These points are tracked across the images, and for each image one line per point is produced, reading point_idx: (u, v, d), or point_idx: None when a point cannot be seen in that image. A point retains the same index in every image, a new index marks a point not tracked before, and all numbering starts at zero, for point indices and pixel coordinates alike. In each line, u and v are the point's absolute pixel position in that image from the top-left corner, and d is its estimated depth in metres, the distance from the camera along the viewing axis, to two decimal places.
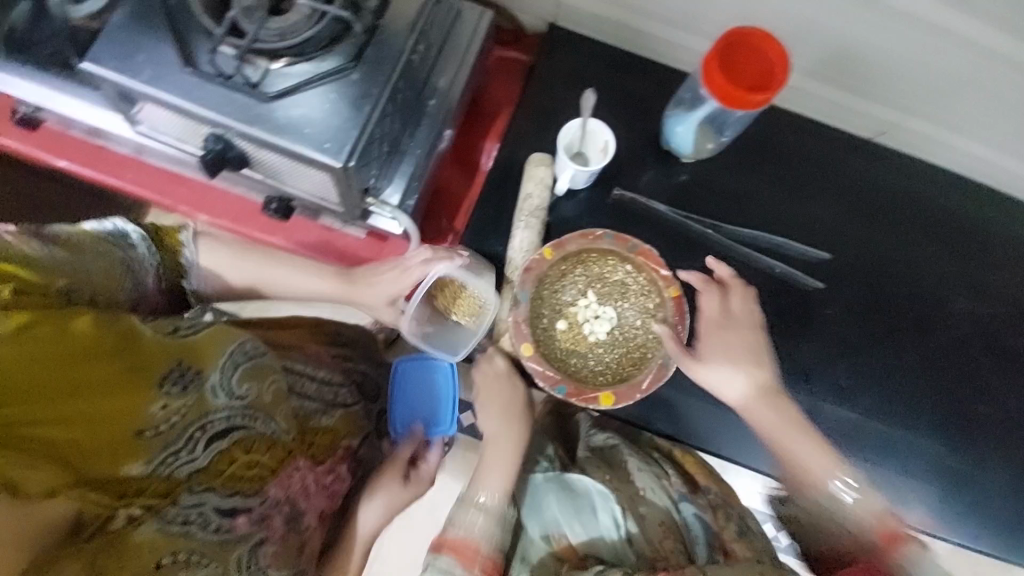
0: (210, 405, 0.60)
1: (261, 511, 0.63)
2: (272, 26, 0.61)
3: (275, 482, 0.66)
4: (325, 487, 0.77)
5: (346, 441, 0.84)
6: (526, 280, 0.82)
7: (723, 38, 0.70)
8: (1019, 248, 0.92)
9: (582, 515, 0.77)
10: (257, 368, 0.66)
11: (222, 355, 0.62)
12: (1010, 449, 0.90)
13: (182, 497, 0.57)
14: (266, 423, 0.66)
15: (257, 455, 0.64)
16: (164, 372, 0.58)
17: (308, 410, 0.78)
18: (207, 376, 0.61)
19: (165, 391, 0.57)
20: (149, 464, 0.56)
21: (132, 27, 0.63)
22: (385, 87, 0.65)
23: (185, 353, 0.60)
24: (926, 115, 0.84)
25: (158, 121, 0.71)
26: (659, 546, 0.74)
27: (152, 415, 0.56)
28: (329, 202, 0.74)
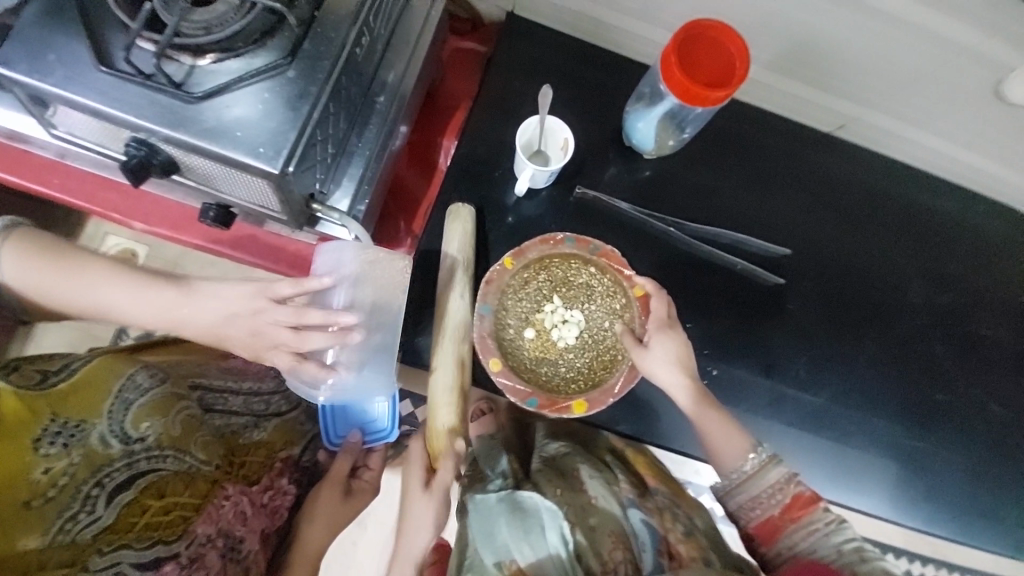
0: (103, 456, 0.59)
1: (188, 553, 0.63)
2: (196, 18, 0.56)
3: (201, 519, 0.65)
4: (265, 506, 0.74)
5: (283, 453, 0.80)
6: (488, 293, 0.79)
7: (682, 31, 0.68)
8: (972, 238, 0.94)
9: (530, 535, 0.64)
10: (157, 401, 0.64)
11: (109, 399, 0.61)
12: (964, 434, 0.92)
13: (92, 561, 0.56)
14: (179, 458, 0.65)
15: (173, 497, 0.63)
16: (39, 431, 0.56)
17: (235, 427, 0.75)
18: (94, 426, 0.59)
19: (44, 453, 0.56)
20: (46, 534, 0.55)
21: (33, 20, 0.57)
22: (326, 84, 0.59)
23: (62, 406, 0.58)
24: (885, 108, 0.84)
25: (77, 124, 0.64)
26: (607, 559, 0.64)
27: (37, 482, 0.55)
28: (271, 209, 0.69)
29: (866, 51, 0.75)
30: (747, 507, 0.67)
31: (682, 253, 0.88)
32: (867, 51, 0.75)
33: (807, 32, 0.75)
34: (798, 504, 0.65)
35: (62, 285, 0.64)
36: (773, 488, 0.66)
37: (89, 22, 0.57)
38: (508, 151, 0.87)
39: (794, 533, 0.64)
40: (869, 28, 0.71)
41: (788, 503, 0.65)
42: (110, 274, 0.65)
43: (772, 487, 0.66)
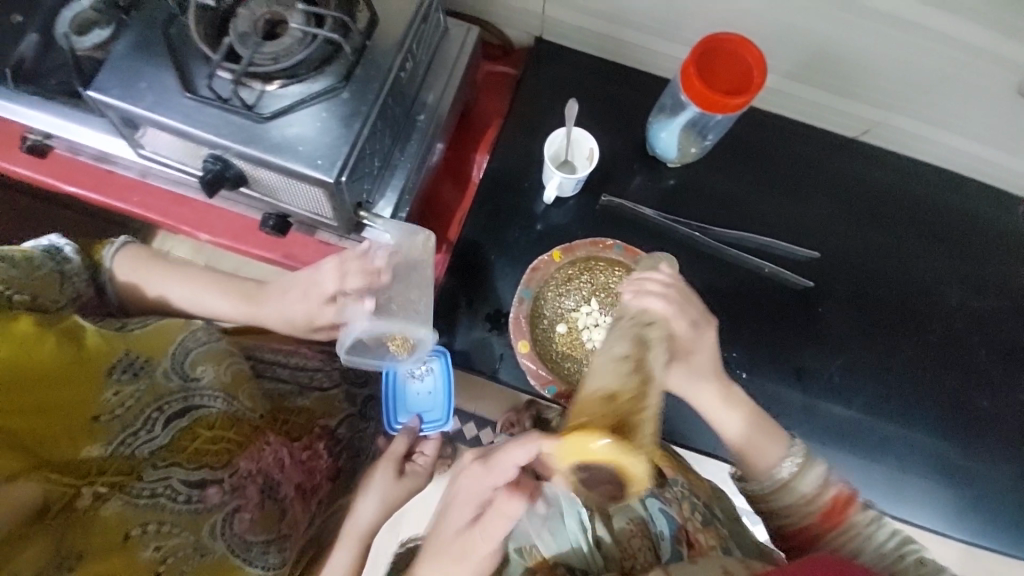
0: (165, 388, 0.65)
1: (232, 482, 0.67)
2: (266, 50, 0.64)
3: (244, 456, 0.70)
4: (302, 463, 0.78)
5: (322, 421, 0.84)
6: (531, 279, 0.84)
7: (699, 46, 0.72)
8: (1011, 240, 0.92)
9: (549, 521, 0.70)
10: (215, 353, 0.71)
11: (172, 345, 0.67)
12: (1014, 445, 0.89)
13: (146, 473, 0.61)
14: (229, 401, 0.70)
15: (220, 432, 0.68)
16: (113, 362, 0.62)
17: (280, 392, 0.81)
18: (159, 364, 0.66)
19: (116, 379, 0.62)
20: (109, 445, 0.60)
21: (132, 55, 0.66)
22: (375, 104, 0.67)
23: (135, 344, 0.65)
24: (909, 112, 0.85)
25: (162, 144, 0.74)
26: (627, 546, 0.70)
27: (106, 402, 0.61)
28: (323, 216, 0.76)
29: (885, 57, 0.77)
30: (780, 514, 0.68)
31: (707, 257, 0.90)
32: (886, 57, 0.77)
33: (825, 42, 0.78)
34: (838, 509, 0.65)
35: (160, 282, 0.76)
36: (810, 496, 0.66)
37: (177, 55, 0.66)
38: (536, 163, 0.93)
39: (835, 538, 0.64)
40: (886, 33, 0.73)
41: (827, 508, 0.65)
42: (200, 277, 0.78)
43: (806, 490, 0.66)
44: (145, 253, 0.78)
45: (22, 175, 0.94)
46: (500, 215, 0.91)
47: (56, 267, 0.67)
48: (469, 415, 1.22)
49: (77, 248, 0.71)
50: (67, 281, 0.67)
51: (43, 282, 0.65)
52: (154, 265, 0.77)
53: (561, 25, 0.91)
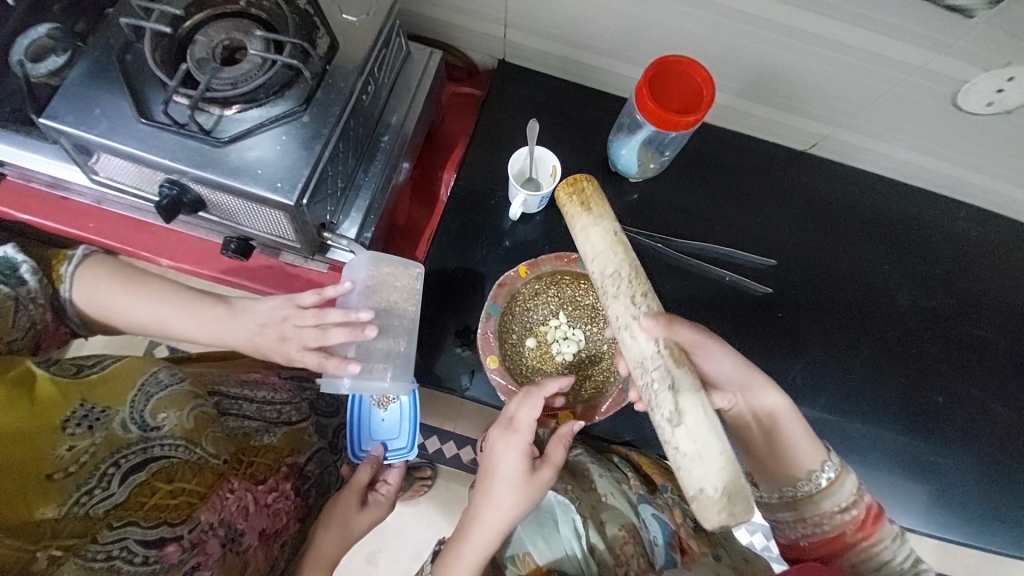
0: (123, 439, 0.59)
1: (191, 538, 0.62)
2: (224, 75, 0.65)
3: (206, 508, 0.64)
4: (267, 506, 0.74)
5: (289, 458, 0.80)
6: (499, 295, 0.84)
7: (653, 65, 0.76)
8: (955, 242, 0.98)
9: (545, 530, 0.77)
10: (176, 395, 0.64)
11: (133, 390, 0.62)
12: (972, 437, 0.92)
13: (101, 534, 0.56)
14: (191, 449, 0.64)
15: (181, 483, 0.62)
16: (67, 414, 0.57)
17: (248, 429, 0.75)
18: (117, 413, 0.60)
19: (70, 433, 0.57)
20: (63, 505, 0.55)
21: (84, 81, 0.66)
22: (336, 126, 0.67)
23: (91, 392, 0.60)
24: (852, 126, 0.90)
25: (117, 170, 0.73)
26: (620, 552, 0.74)
27: (59, 458, 0.56)
28: (286, 239, 0.76)
29: (826, 76, 0.81)
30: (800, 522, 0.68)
31: (672, 268, 0.93)
32: (827, 76, 0.81)
33: (770, 63, 0.82)
34: (869, 519, 0.64)
35: (114, 298, 0.72)
36: (846, 503, 0.65)
37: (132, 81, 0.66)
38: (502, 181, 0.94)
39: (863, 548, 0.64)
40: (826, 55, 0.77)
41: (860, 518, 0.64)
42: (163, 294, 0.75)
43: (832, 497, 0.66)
44: (107, 266, 0.74)
45: None
46: (468, 232, 0.92)
47: (9, 289, 0.64)
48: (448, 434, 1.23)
49: (35, 265, 0.68)
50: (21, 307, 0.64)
51: None
52: (112, 279, 0.73)
53: (521, 48, 0.94)
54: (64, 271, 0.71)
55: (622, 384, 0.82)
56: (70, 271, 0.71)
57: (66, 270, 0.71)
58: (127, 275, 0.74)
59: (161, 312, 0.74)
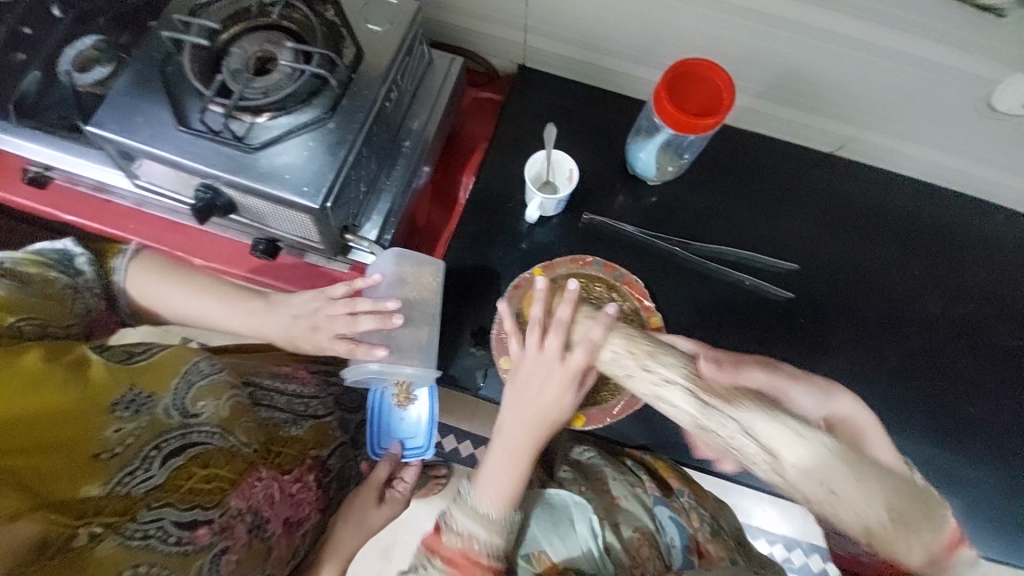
0: (165, 424, 0.63)
1: (222, 521, 0.64)
2: (256, 85, 0.68)
3: (236, 494, 0.67)
4: (291, 496, 0.78)
5: (313, 452, 0.84)
6: (513, 296, 0.86)
7: (671, 70, 0.76)
8: (990, 247, 0.94)
9: (560, 528, 0.76)
10: (215, 385, 0.69)
11: (176, 377, 0.66)
12: (1005, 450, 0.89)
13: (140, 514, 0.58)
14: (226, 437, 0.68)
15: (215, 469, 0.65)
16: (115, 398, 0.60)
17: (277, 420, 0.79)
18: (160, 399, 0.63)
19: (118, 415, 0.60)
20: (108, 484, 0.57)
21: (129, 91, 0.70)
22: (360, 133, 0.70)
23: (137, 378, 0.63)
24: (879, 127, 0.88)
25: (156, 175, 0.77)
26: (636, 554, 0.75)
27: (107, 438, 0.58)
28: (311, 240, 0.79)
29: (850, 77, 0.80)
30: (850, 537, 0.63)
31: (690, 271, 0.92)
32: (851, 77, 0.80)
33: (792, 65, 0.81)
34: None
35: (163, 290, 0.79)
36: None
37: (172, 90, 0.70)
38: (520, 184, 0.95)
39: None
40: (850, 55, 0.76)
41: None
42: (205, 288, 0.81)
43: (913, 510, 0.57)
44: (155, 261, 0.81)
45: (24, 205, 0.97)
46: (486, 234, 0.94)
47: (68, 279, 0.70)
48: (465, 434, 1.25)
49: (91, 256, 0.75)
50: (78, 297, 0.70)
51: (50, 296, 0.66)
52: (160, 274, 0.79)
53: (541, 53, 0.95)
54: (116, 267, 0.78)
55: None
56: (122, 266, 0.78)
57: (120, 264, 0.78)
58: (174, 271, 0.81)
59: (202, 306, 0.80)
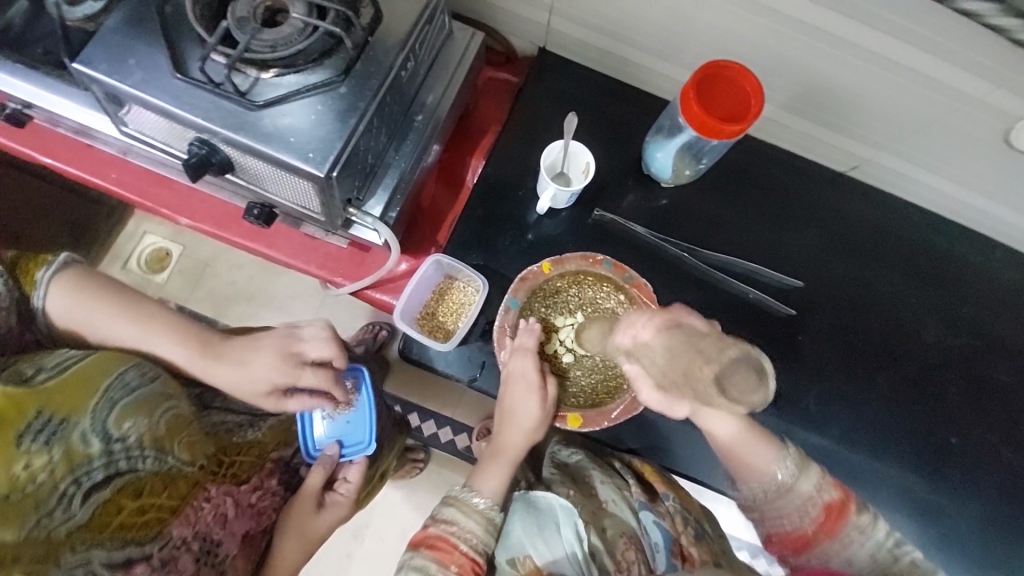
0: (84, 452, 0.59)
1: (161, 556, 0.63)
2: (264, 37, 0.62)
3: (178, 521, 0.66)
4: (250, 507, 0.76)
5: (274, 454, 0.83)
6: (519, 289, 0.83)
7: (700, 71, 0.74)
8: (987, 281, 0.95)
9: (545, 532, 0.74)
10: (142, 401, 0.65)
11: (94, 396, 0.62)
12: (978, 481, 0.91)
13: (64, 557, 0.55)
14: (161, 459, 0.65)
15: (151, 498, 0.63)
16: (22, 427, 0.56)
17: (227, 426, 0.78)
18: (78, 422, 0.59)
19: (25, 448, 0.55)
20: (21, 529, 0.53)
21: (122, 29, 0.64)
22: (373, 101, 0.66)
23: (48, 401, 0.58)
24: (896, 151, 0.87)
25: (146, 123, 0.72)
26: (621, 558, 0.74)
27: (15, 477, 0.54)
28: (311, 211, 0.75)
29: (876, 98, 0.79)
30: (771, 520, 0.70)
31: (696, 278, 0.91)
32: (877, 98, 0.79)
33: (820, 78, 0.79)
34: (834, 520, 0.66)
35: (96, 318, 0.70)
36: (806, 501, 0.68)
37: (170, 33, 0.64)
38: (532, 173, 0.92)
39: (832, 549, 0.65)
40: (880, 74, 0.74)
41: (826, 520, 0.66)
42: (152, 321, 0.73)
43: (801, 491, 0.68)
44: (88, 284, 0.71)
45: None
46: (492, 222, 0.91)
47: None
48: (445, 419, 1.30)
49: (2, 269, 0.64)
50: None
51: None
52: (95, 296, 0.71)
53: (565, 37, 0.91)
54: (38, 291, 0.68)
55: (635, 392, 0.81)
56: (45, 297, 0.68)
57: (41, 293, 0.68)
58: (114, 294, 0.72)
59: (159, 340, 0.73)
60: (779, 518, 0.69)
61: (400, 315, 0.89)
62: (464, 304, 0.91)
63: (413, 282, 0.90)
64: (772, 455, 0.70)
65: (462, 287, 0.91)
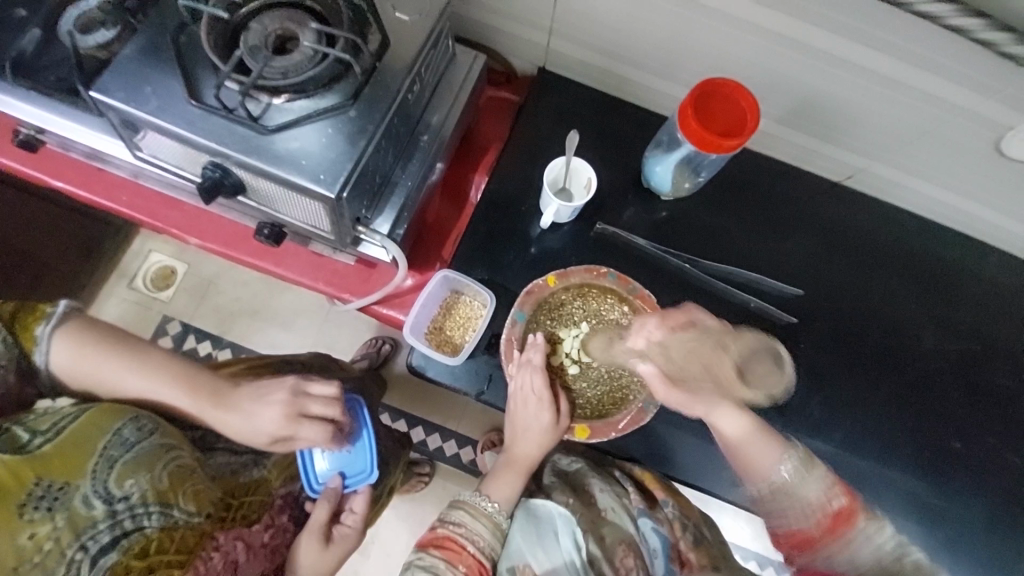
0: (87, 516, 0.63)
1: None
2: (276, 64, 0.65)
3: (189, 573, 0.69)
4: (263, 546, 0.80)
5: (282, 489, 0.87)
6: (525, 301, 0.85)
7: (697, 87, 0.76)
8: (984, 286, 0.97)
9: (544, 541, 0.76)
10: (141, 456, 0.67)
11: (90, 458, 0.64)
12: (982, 485, 0.91)
13: None
14: (166, 513, 0.68)
15: (159, 554, 0.67)
16: (24, 496, 0.60)
17: (233, 467, 0.81)
18: (76, 487, 0.63)
19: (28, 518, 0.60)
20: None
21: (138, 58, 0.67)
22: (381, 123, 0.68)
23: (46, 469, 0.62)
24: (890, 161, 0.89)
25: (160, 148, 0.74)
26: (619, 564, 0.78)
27: (22, 547, 0.59)
28: (320, 230, 0.76)
29: (868, 110, 0.81)
30: (776, 522, 0.70)
31: (697, 288, 0.93)
32: (869, 110, 0.81)
33: (813, 92, 0.82)
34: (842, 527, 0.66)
35: (97, 367, 0.70)
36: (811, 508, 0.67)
37: (185, 62, 0.67)
38: (534, 188, 0.94)
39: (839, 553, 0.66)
40: (870, 88, 0.77)
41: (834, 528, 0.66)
42: (153, 366, 0.72)
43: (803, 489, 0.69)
44: (87, 334, 0.70)
45: (9, 167, 0.93)
46: (496, 237, 0.93)
47: None
48: (450, 432, 1.31)
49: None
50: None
51: None
52: (94, 347, 0.70)
53: (564, 57, 0.94)
54: (38, 348, 0.68)
55: (642, 403, 0.82)
56: (46, 352, 0.68)
57: (41, 350, 0.68)
58: (115, 342, 0.72)
59: (160, 385, 0.72)
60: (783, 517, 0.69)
61: (408, 332, 0.91)
62: (472, 318, 0.93)
63: (421, 298, 0.91)
64: (773, 453, 0.71)
65: (469, 301, 0.93)
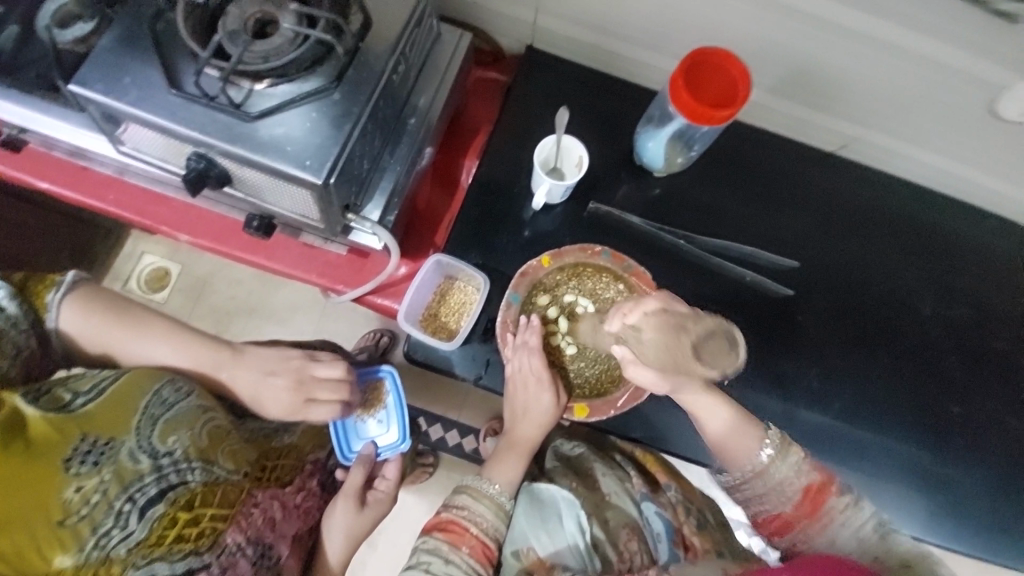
0: (134, 471, 0.60)
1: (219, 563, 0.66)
2: (256, 49, 0.63)
3: (232, 529, 0.69)
4: (296, 505, 0.81)
5: (311, 455, 0.89)
6: (519, 283, 0.84)
7: (688, 57, 0.75)
8: (980, 252, 0.96)
9: (548, 524, 0.76)
10: (184, 415, 0.66)
11: (134, 415, 0.62)
12: (981, 448, 0.92)
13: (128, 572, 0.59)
14: (208, 469, 0.67)
15: (204, 509, 0.66)
16: (69, 451, 0.57)
17: (267, 432, 0.82)
18: (123, 442, 0.60)
19: (75, 473, 0.56)
20: (80, 552, 0.56)
21: (114, 48, 0.65)
22: (366, 105, 0.67)
23: (90, 424, 0.59)
24: (884, 128, 0.88)
25: (142, 141, 0.73)
26: (623, 549, 0.76)
27: (68, 502, 0.55)
28: (310, 218, 0.75)
29: (863, 77, 0.80)
30: (754, 503, 0.69)
31: (693, 265, 0.92)
32: (864, 77, 0.80)
33: (805, 59, 0.80)
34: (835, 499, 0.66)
35: (108, 335, 0.69)
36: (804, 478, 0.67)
37: (163, 51, 0.65)
38: (525, 170, 0.93)
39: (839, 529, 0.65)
40: (865, 53, 0.75)
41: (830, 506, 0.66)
42: (168, 332, 0.72)
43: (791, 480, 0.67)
44: (99, 298, 0.70)
45: None
46: (489, 221, 0.92)
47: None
48: (452, 420, 1.31)
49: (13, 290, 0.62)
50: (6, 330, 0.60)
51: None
52: (105, 313, 0.69)
53: (552, 34, 0.92)
54: (49, 314, 0.66)
55: None
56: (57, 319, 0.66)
57: (52, 316, 0.66)
58: (128, 314, 0.71)
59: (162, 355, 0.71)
60: (765, 503, 0.68)
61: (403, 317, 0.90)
62: (466, 303, 0.92)
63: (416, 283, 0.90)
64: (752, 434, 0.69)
65: (463, 286, 0.92)
